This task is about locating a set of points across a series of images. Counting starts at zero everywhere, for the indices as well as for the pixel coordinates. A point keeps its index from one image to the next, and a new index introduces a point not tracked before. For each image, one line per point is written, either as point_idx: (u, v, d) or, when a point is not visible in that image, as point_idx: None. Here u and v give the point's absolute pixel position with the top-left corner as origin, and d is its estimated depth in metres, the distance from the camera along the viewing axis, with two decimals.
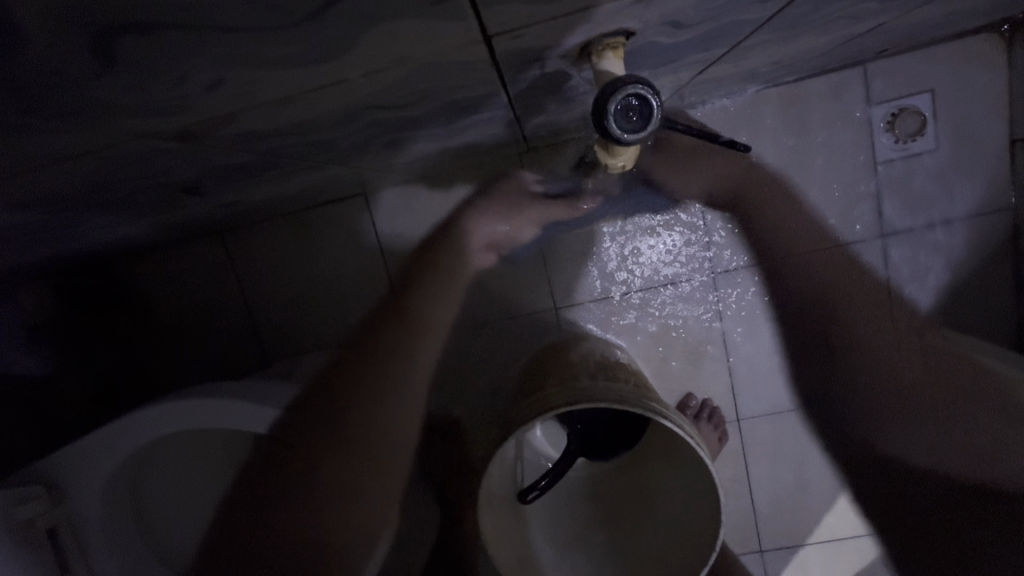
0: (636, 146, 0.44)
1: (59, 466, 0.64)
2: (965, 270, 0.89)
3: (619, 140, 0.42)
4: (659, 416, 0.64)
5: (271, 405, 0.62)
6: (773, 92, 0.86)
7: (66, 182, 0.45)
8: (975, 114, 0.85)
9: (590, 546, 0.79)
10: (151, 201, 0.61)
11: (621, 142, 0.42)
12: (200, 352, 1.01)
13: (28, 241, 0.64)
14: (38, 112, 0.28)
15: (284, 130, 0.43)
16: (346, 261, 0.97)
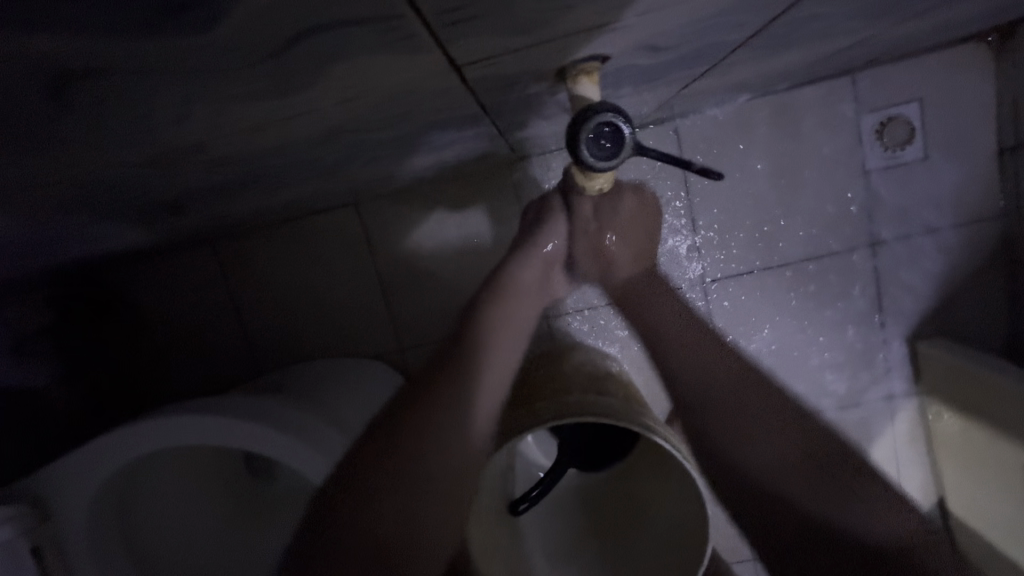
0: (612, 172, 0.45)
1: (44, 482, 0.63)
2: (955, 278, 0.89)
3: (591, 167, 0.43)
4: (645, 430, 0.64)
5: (257, 420, 0.62)
6: (763, 102, 0.86)
7: (47, 202, 0.45)
8: (964, 124, 0.86)
9: (581, 557, 0.79)
10: (136, 216, 0.61)
11: (593, 169, 0.43)
12: (191, 363, 1.01)
13: (12, 256, 0.64)
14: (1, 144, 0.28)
15: (262, 153, 0.43)
16: (336, 272, 0.97)
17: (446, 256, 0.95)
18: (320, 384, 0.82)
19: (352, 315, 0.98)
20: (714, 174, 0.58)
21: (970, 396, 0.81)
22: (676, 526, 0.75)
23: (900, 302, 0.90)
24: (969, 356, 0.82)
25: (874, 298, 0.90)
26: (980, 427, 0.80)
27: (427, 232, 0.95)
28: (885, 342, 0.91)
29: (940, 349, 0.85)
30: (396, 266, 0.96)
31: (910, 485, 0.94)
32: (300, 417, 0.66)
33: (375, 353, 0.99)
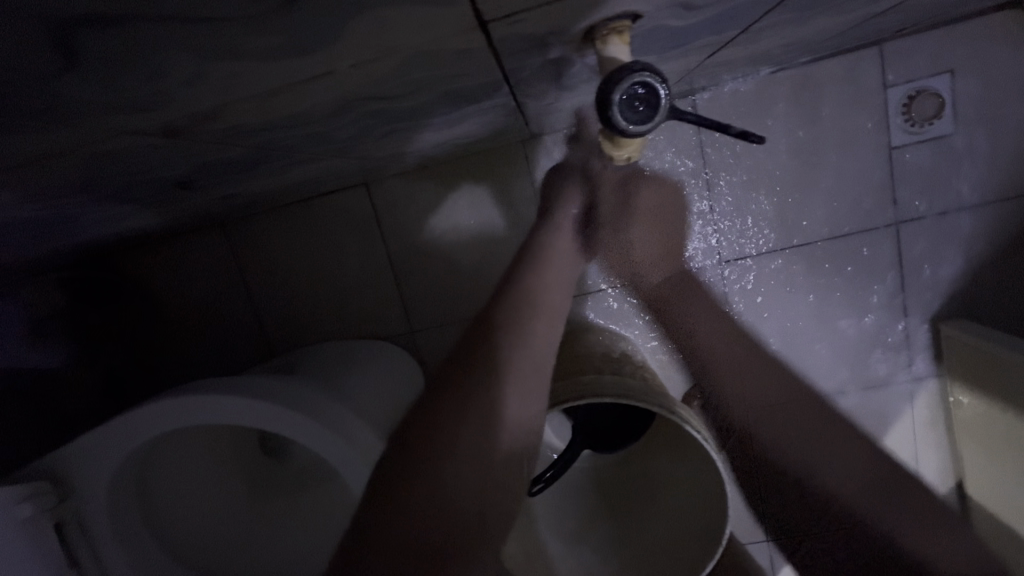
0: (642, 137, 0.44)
1: (64, 460, 0.64)
2: (981, 256, 0.87)
3: (623, 131, 0.42)
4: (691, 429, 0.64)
5: (270, 400, 0.62)
6: (785, 75, 0.84)
7: (56, 179, 0.44)
8: (998, 97, 0.82)
9: (597, 537, 0.79)
10: (146, 194, 0.60)
11: (625, 133, 0.42)
12: (205, 344, 1.01)
13: (29, 235, 0.64)
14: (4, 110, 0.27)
15: (274, 124, 0.41)
16: (348, 252, 0.96)
17: (457, 237, 0.94)
18: (333, 365, 0.81)
19: (365, 297, 0.98)
20: (752, 139, 0.56)
21: (993, 377, 0.79)
22: (690, 507, 0.75)
23: (923, 282, 0.88)
24: (992, 336, 0.80)
25: (897, 278, 0.88)
26: (1003, 408, 0.79)
27: (438, 212, 0.94)
28: (907, 323, 0.89)
29: (964, 330, 0.83)
30: (407, 247, 0.95)
31: (929, 466, 0.93)
32: (314, 397, 0.65)
33: (386, 334, 0.98)
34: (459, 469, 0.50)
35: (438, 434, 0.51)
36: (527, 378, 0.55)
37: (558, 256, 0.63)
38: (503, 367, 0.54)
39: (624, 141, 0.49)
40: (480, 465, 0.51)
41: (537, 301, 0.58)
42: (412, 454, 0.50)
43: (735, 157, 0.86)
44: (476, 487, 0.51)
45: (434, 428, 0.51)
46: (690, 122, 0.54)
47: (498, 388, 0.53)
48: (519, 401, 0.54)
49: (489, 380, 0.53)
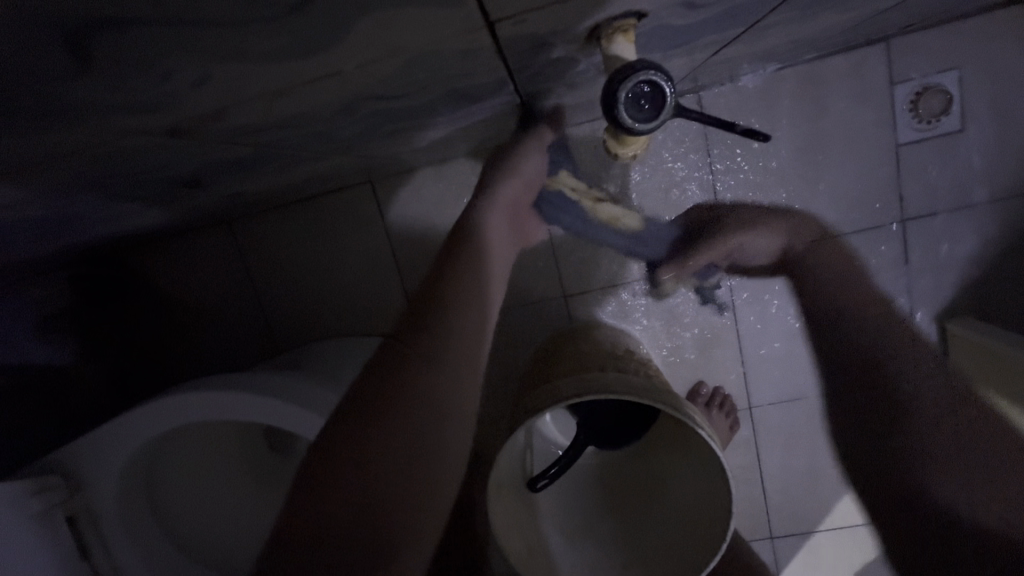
0: (648, 135, 0.44)
1: (74, 454, 0.65)
2: (988, 254, 0.86)
3: (629, 129, 0.42)
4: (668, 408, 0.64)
5: (275, 395, 0.62)
6: (791, 72, 0.83)
7: (66, 178, 0.45)
8: (1006, 94, 0.81)
9: (600, 533, 0.80)
10: (152, 192, 0.61)
11: (632, 132, 0.42)
12: (213, 340, 1.02)
13: (39, 233, 0.65)
14: (17, 111, 0.28)
15: (280, 123, 0.41)
16: (353, 249, 0.97)
17: None
18: (339, 361, 0.82)
19: (370, 294, 0.98)
20: (762, 136, 0.55)
21: (998, 375, 0.79)
22: (693, 503, 0.75)
23: (930, 280, 0.88)
24: (997, 334, 0.80)
25: (902, 274, 0.88)
26: (1008, 406, 0.79)
27: (442, 210, 0.94)
28: (913, 321, 0.89)
29: (970, 328, 0.83)
30: (412, 244, 0.95)
31: None
32: (319, 394, 0.66)
33: (390, 331, 0.99)
34: (413, 435, 0.44)
35: (385, 397, 0.45)
36: (469, 352, 0.51)
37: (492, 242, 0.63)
38: (447, 328, 0.51)
39: (628, 138, 0.50)
40: (432, 428, 0.45)
41: (477, 275, 0.57)
42: (356, 421, 0.44)
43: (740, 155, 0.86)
44: (427, 455, 0.44)
45: (377, 392, 0.45)
46: (696, 120, 0.54)
47: (455, 356, 0.50)
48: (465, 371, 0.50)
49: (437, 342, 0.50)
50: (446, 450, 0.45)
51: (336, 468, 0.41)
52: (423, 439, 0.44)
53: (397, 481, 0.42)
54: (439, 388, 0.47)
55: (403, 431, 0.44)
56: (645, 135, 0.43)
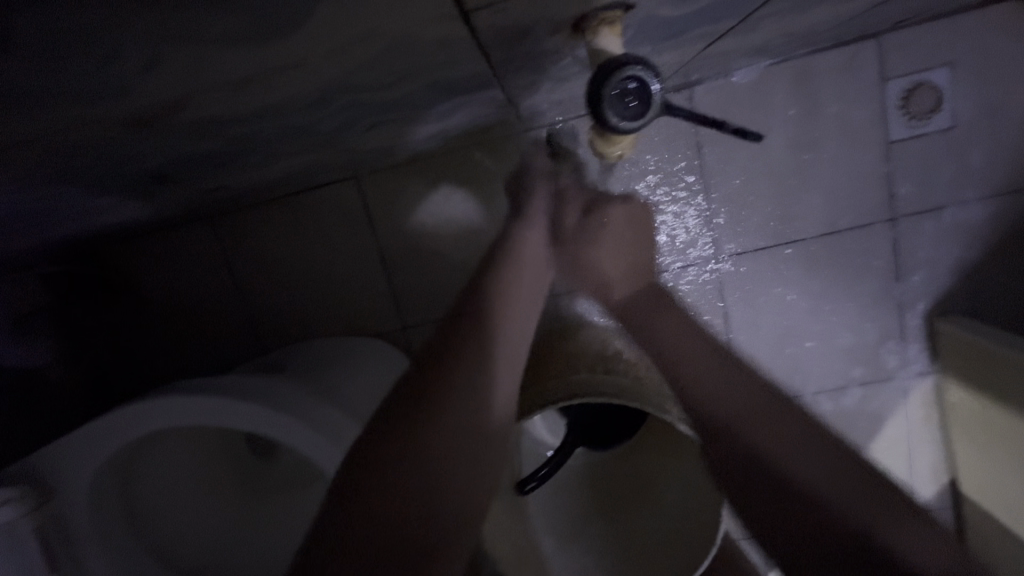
0: (634, 133, 0.42)
1: (44, 460, 0.62)
2: (976, 253, 0.86)
3: (614, 127, 0.41)
4: (682, 425, 0.64)
5: (252, 400, 0.60)
6: (784, 68, 0.82)
7: (24, 172, 0.42)
8: (996, 91, 0.81)
9: (591, 535, 0.79)
10: (123, 188, 0.58)
11: (617, 130, 0.41)
12: (196, 339, 0.99)
13: (4, 230, 0.62)
14: None
15: (251, 115, 0.39)
16: (338, 247, 0.94)
17: (449, 233, 0.92)
18: (325, 362, 0.80)
19: (357, 294, 0.96)
20: (754, 137, 0.54)
21: (986, 375, 0.79)
22: (685, 506, 0.74)
23: (919, 280, 0.87)
24: (986, 333, 0.80)
25: (891, 272, 0.87)
26: (996, 405, 0.79)
27: (429, 208, 0.92)
28: (902, 320, 0.89)
29: (958, 327, 0.83)
30: (399, 242, 0.93)
31: (922, 465, 0.94)
32: (301, 397, 0.64)
33: (377, 331, 0.97)
34: (442, 450, 0.51)
35: (411, 425, 0.51)
36: (501, 366, 0.58)
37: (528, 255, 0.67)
38: (471, 370, 0.55)
39: (614, 138, 0.48)
40: (447, 456, 0.51)
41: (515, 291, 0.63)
42: (384, 443, 0.50)
43: (731, 152, 0.85)
44: (452, 464, 0.51)
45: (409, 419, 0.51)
46: (683, 119, 0.52)
47: (485, 374, 0.56)
48: (499, 384, 0.57)
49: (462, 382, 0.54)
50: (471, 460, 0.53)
51: (377, 465, 0.49)
52: (449, 449, 0.51)
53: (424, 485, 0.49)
54: (468, 400, 0.54)
55: (432, 441, 0.51)
56: (631, 134, 0.42)
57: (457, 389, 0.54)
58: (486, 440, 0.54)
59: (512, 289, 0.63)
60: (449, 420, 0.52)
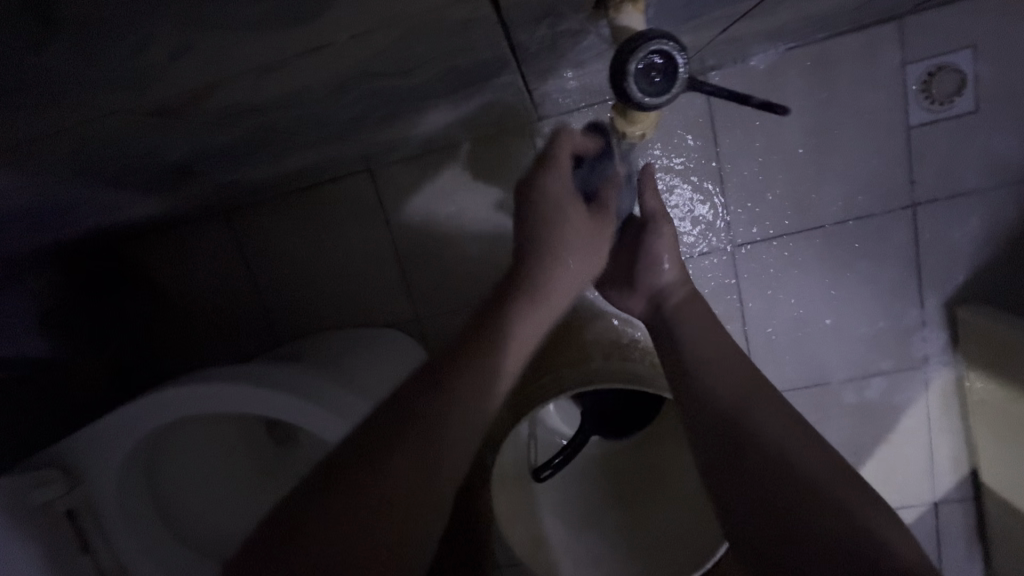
0: (658, 110, 0.42)
1: (72, 449, 0.64)
2: (1001, 239, 0.84)
3: (639, 103, 0.40)
4: (666, 391, 0.63)
5: (271, 386, 0.61)
6: (801, 53, 0.81)
7: (53, 164, 0.44)
8: (1023, 72, 0.79)
9: (606, 524, 0.79)
10: (146, 181, 0.59)
11: (642, 106, 0.40)
12: (213, 331, 1.01)
13: (31, 224, 0.64)
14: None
15: (274, 104, 0.40)
16: (353, 238, 0.95)
17: (462, 225, 0.93)
18: (342, 352, 0.81)
19: (372, 285, 0.97)
20: (781, 109, 0.53)
21: (1010, 362, 0.78)
22: (701, 494, 0.74)
23: (941, 265, 0.86)
24: (1010, 321, 0.78)
25: (912, 260, 0.86)
26: (1020, 395, 0.77)
27: (442, 200, 0.92)
28: (923, 309, 0.88)
29: (979, 315, 0.82)
30: (412, 234, 0.94)
31: (943, 455, 0.93)
32: (319, 382, 0.65)
33: (391, 322, 0.98)
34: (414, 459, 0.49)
35: (377, 484, 0.47)
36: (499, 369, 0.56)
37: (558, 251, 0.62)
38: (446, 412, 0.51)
39: (637, 117, 0.48)
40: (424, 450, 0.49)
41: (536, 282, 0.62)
42: (340, 497, 0.46)
43: (748, 138, 0.84)
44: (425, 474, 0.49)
45: (362, 467, 0.47)
46: (707, 93, 0.51)
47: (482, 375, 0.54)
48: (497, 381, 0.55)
49: (429, 426, 0.50)
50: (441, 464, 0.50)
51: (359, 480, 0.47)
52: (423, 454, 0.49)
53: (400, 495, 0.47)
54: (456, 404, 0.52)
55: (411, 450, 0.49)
56: (656, 110, 0.41)
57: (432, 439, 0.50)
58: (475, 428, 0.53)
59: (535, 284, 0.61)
60: (417, 466, 0.48)
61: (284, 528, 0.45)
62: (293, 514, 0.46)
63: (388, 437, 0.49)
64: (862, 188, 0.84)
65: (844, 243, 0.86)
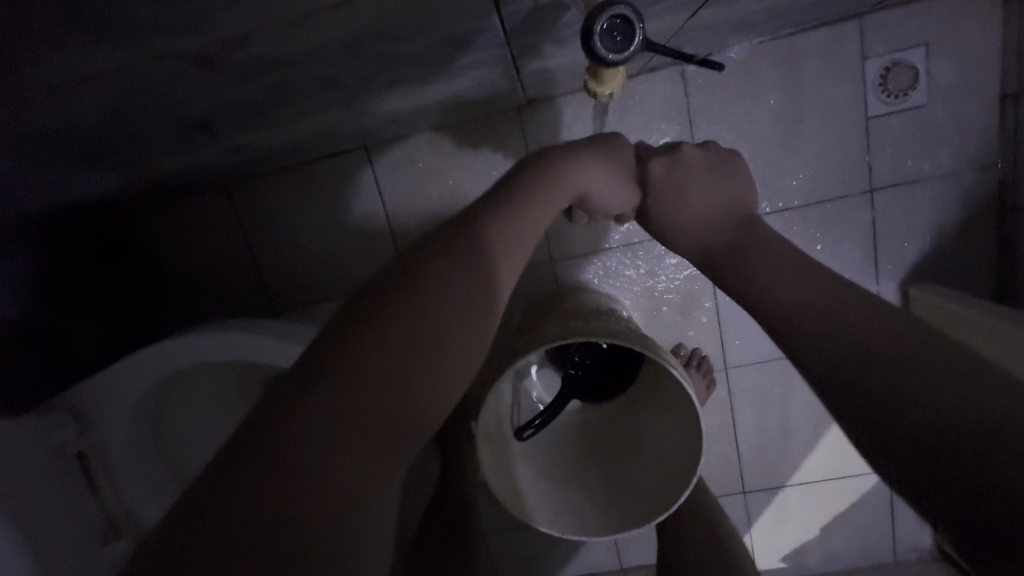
0: (620, 68, 0.48)
1: (82, 395, 0.68)
2: (949, 223, 0.92)
3: (603, 59, 0.46)
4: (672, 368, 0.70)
5: (277, 337, 0.67)
6: (771, 46, 0.87)
7: (87, 111, 0.48)
8: (970, 70, 0.86)
9: (582, 480, 0.84)
10: (160, 142, 0.64)
11: (606, 62, 0.46)
12: (211, 300, 1.05)
13: (50, 179, 0.68)
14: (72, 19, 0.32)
15: (289, 58, 0.45)
16: (349, 211, 1.00)
17: (452, 203, 0.98)
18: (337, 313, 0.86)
19: (365, 257, 1.01)
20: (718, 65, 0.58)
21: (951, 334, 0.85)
22: (670, 448, 0.80)
23: (895, 248, 0.93)
24: (954, 298, 0.85)
25: (869, 242, 0.93)
26: None
27: (435, 178, 0.97)
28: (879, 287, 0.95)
29: (928, 292, 0.89)
30: (405, 210, 0.99)
31: None
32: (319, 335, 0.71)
33: None
34: (289, 489, 0.35)
35: (237, 509, 0.34)
36: (449, 324, 0.43)
37: (557, 190, 0.60)
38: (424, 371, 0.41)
39: (606, 74, 0.53)
40: (303, 462, 0.36)
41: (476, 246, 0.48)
42: (238, 474, 0.35)
43: (721, 125, 0.91)
44: (327, 470, 0.36)
45: (287, 421, 0.37)
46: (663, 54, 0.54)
47: (442, 321, 0.42)
48: (448, 361, 0.42)
49: (394, 404, 0.40)
50: (365, 462, 0.38)
51: (229, 490, 0.35)
52: (335, 457, 0.37)
53: (278, 532, 0.34)
54: (411, 373, 0.40)
55: (330, 414, 0.37)
56: (617, 67, 0.47)
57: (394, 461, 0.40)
58: (429, 401, 0.42)
59: (461, 246, 0.47)
60: (343, 480, 0.37)
61: (194, 525, 0.34)
62: (194, 522, 0.34)
63: (255, 430, 0.37)
64: (825, 173, 0.91)
65: (809, 225, 0.93)
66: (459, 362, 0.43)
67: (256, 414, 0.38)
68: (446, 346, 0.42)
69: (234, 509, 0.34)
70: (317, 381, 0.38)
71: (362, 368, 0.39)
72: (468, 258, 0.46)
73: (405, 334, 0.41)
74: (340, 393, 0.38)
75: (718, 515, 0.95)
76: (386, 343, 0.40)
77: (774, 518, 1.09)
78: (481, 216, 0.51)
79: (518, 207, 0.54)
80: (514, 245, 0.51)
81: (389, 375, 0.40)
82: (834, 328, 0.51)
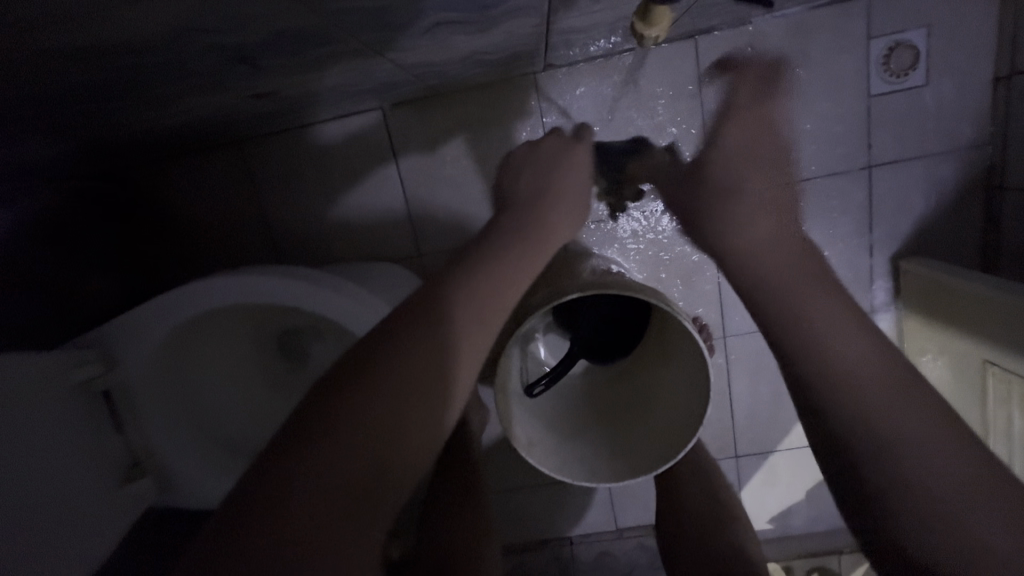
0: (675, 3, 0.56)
1: (108, 334, 0.69)
2: (941, 201, 0.96)
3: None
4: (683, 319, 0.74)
5: (303, 280, 0.68)
6: (782, 21, 0.90)
7: (129, 39, 0.49)
8: (968, 53, 0.90)
9: (588, 434, 0.88)
10: (188, 84, 0.64)
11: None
12: (220, 258, 1.05)
13: (74, 118, 0.68)
14: None
15: None
16: (364, 173, 1.01)
17: (467, 167, 0.99)
18: (353, 269, 0.88)
19: (377, 219, 1.02)
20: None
21: (942, 304, 0.89)
22: (673, 403, 0.84)
23: (891, 224, 0.98)
24: (946, 270, 0.89)
25: (865, 217, 0.98)
26: (948, 331, 0.89)
27: (450, 141, 0.99)
28: (872, 261, 1.00)
29: (921, 265, 0.93)
30: (420, 173, 1.00)
31: None
32: (342, 281, 0.73)
33: (396, 257, 1.04)
34: (315, 502, 0.46)
35: (271, 516, 0.45)
36: (435, 367, 0.53)
37: (534, 236, 0.70)
38: (394, 437, 0.50)
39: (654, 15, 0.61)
40: (320, 481, 0.47)
41: (452, 298, 0.58)
42: (263, 506, 0.46)
43: None
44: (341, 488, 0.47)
45: (299, 462, 0.47)
46: None
47: (431, 367, 0.53)
48: (436, 398, 0.53)
49: (392, 435, 0.50)
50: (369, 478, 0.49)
51: (262, 500, 0.46)
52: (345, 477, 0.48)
53: (297, 535, 0.45)
54: (403, 408, 0.51)
55: (341, 441, 0.48)
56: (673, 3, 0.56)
57: (374, 519, 0.49)
58: (420, 431, 0.52)
59: (443, 298, 0.57)
60: (351, 493, 0.48)
61: (233, 527, 0.45)
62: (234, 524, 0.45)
63: (277, 456, 0.48)
64: (828, 147, 0.95)
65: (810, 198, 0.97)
66: (446, 398, 0.54)
67: (279, 443, 0.49)
68: (432, 385, 0.53)
69: (257, 538, 0.44)
70: (322, 425, 0.49)
71: (363, 407, 0.50)
72: (449, 311, 0.56)
73: (382, 399, 0.50)
74: (345, 426, 0.49)
75: (714, 474, 1.00)
76: (380, 385, 0.51)
77: (762, 481, 1.14)
78: (457, 270, 0.61)
79: (493, 255, 0.64)
80: (495, 291, 0.61)
81: (385, 411, 0.50)
82: (840, 378, 0.61)
